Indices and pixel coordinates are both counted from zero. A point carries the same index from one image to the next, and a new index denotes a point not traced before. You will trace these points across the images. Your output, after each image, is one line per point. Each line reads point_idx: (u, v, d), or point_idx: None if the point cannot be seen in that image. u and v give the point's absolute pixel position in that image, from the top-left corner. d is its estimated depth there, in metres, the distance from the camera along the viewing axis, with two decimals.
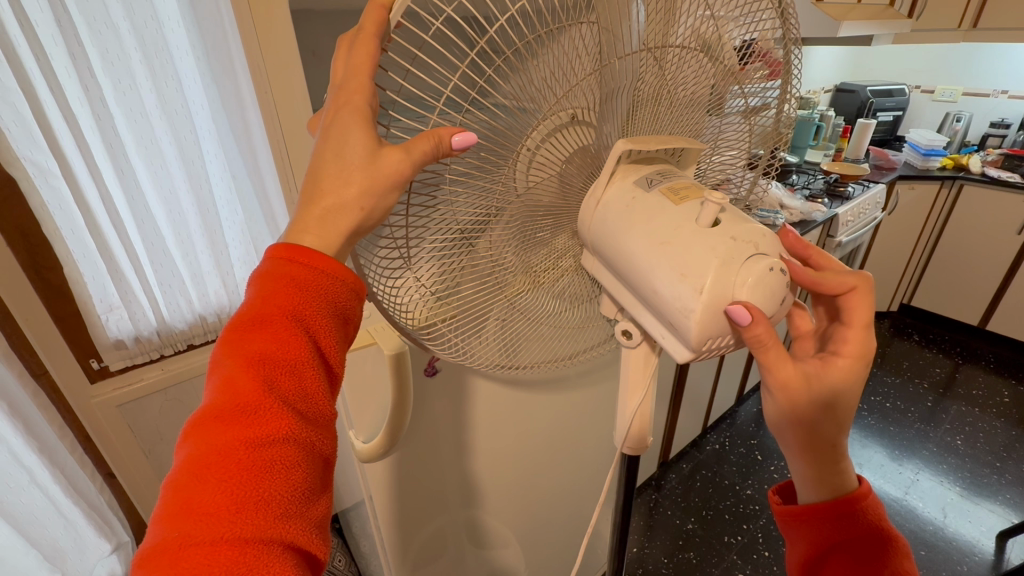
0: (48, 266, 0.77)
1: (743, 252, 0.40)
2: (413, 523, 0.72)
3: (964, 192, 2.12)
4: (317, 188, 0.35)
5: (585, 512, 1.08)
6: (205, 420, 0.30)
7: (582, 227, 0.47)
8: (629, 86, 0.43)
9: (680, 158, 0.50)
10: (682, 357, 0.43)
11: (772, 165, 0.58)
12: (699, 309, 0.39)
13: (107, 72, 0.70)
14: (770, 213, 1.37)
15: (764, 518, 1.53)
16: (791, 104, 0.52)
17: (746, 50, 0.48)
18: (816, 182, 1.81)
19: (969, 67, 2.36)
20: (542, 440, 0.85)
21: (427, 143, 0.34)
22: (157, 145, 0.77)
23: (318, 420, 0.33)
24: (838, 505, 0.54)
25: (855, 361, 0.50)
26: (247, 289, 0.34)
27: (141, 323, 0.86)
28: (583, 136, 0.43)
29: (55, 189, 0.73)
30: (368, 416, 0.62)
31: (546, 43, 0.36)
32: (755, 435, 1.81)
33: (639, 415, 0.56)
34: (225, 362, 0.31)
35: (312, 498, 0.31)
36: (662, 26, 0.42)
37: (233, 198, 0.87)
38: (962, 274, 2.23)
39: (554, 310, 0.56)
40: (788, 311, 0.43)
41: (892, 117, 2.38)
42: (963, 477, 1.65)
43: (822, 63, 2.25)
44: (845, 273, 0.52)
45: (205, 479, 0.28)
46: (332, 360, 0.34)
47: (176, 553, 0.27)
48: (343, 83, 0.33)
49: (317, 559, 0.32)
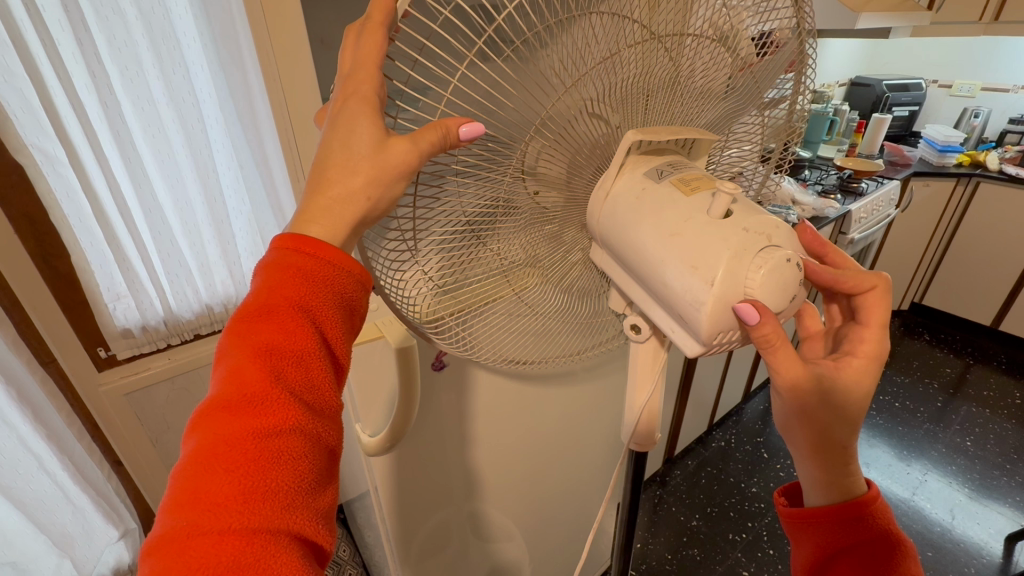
0: (55, 254, 0.78)
1: (756, 244, 0.38)
2: (418, 515, 0.72)
3: (980, 190, 2.08)
4: (322, 176, 0.34)
5: (590, 505, 1.08)
6: (211, 410, 0.30)
7: (591, 220, 0.46)
8: (640, 77, 0.42)
9: (691, 149, 0.49)
10: (691, 351, 0.43)
11: (785, 159, 0.57)
12: (710, 302, 0.38)
13: (114, 59, 0.70)
14: (782, 210, 1.34)
15: (769, 516, 1.52)
16: (807, 97, 0.51)
17: (763, 41, 0.47)
18: (829, 178, 1.78)
19: (989, 62, 2.31)
20: (547, 435, 0.85)
21: (435, 134, 0.33)
22: (164, 133, 0.77)
23: (324, 412, 0.33)
24: (849, 510, 0.53)
25: (869, 362, 0.49)
26: (252, 279, 0.33)
27: (148, 313, 0.86)
28: (593, 128, 0.42)
29: (62, 177, 0.72)
30: (375, 411, 0.61)
31: (557, 33, 0.35)
32: (761, 433, 1.79)
33: (647, 410, 0.56)
34: (231, 352, 0.31)
35: (319, 490, 0.31)
36: (677, 15, 0.41)
37: (240, 188, 0.87)
38: (976, 273, 2.20)
39: (563, 305, 0.56)
40: (801, 307, 0.42)
41: (908, 112, 2.35)
42: (972, 479, 1.63)
43: (838, 56, 2.23)
44: (863, 272, 0.52)
45: (212, 469, 0.28)
46: (338, 352, 0.34)
47: (185, 542, 0.26)
48: (351, 72, 0.32)
49: (323, 550, 0.31)
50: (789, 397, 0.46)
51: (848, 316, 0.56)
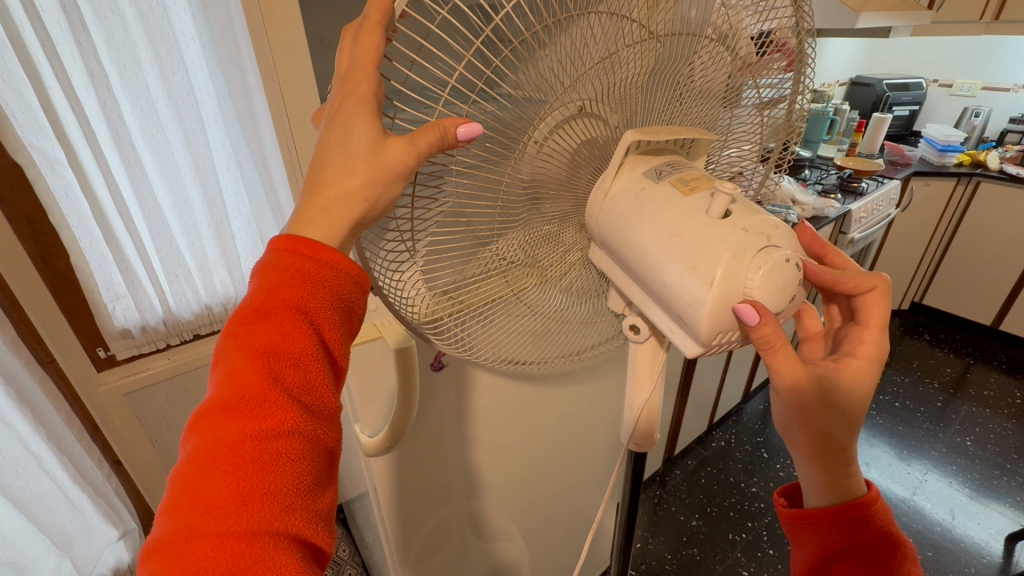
0: (55, 254, 0.78)
1: (755, 245, 0.38)
2: (417, 515, 0.72)
3: (980, 190, 2.08)
4: (320, 176, 0.34)
5: (590, 505, 1.08)
6: (209, 412, 0.30)
7: (590, 220, 0.46)
8: (638, 77, 0.42)
9: (690, 149, 0.49)
10: (690, 352, 0.42)
11: (785, 158, 0.57)
12: (710, 303, 0.38)
13: (113, 59, 0.70)
14: (782, 209, 1.34)
15: (769, 516, 1.52)
16: (806, 96, 0.51)
17: (762, 40, 0.47)
18: (829, 177, 1.78)
19: (989, 62, 2.31)
20: (547, 435, 0.86)
21: (433, 134, 0.33)
22: (163, 133, 0.77)
23: (322, 413, 0.33)
24: (848, 511, 0.53)
25: (869, 363, 0.49)
26: (250, 281, 0.33)
27: (148, 313, 0.86)
28: (591, 127, 0.42)
29: (60, 177, 0.72)
30: (374, 411, 0.61)
31: (556, 32, 0.35)
32: (761, 433, 1.79)
33: (646, 410, 0.56)
34: (229, 354, 0.31)
35: (319, 491, 0.31)
36: (677, 15, 0.41)
37: (239, 188, 0.87)
38: (977, 272, 2.20)
39: (562, 305, 0.56)
40: (800, 307, 0.42)
41: (908, 111, 2.34)
42: (972, 479, 1.63)
43: (839, 55, 2.22)
44: (863, 272, 0.52)
45: (211, 472, 0.28)
46: (336, 353, 0.34)
47: (184, 545, 0.26)
48: (348, 73, 0.32)
49: (323, 551, 0.31)
50: (789, 398, 0.46)
51: (848, 317, 0.56)
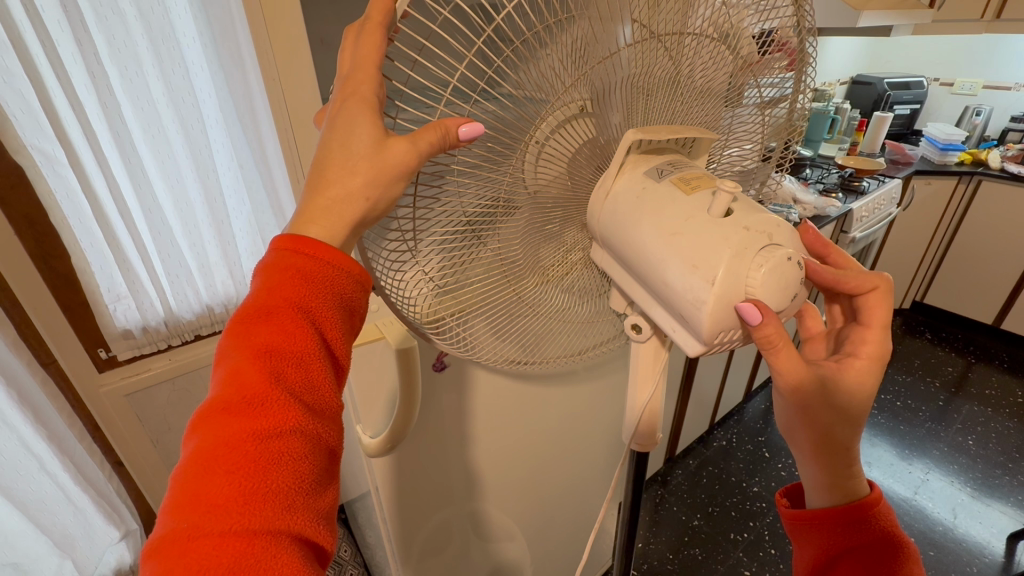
0: (56, 255, 0.78)
1: (756, 243, 0.38)
2: (418, 514, 0.72)
3: (982, 188, 2.08)
4: (321, 176, 0.34)
5: (591, 504, 1.08)
6: (211, 412, 0.29)
7: (591, 219, 0.46)
8: (639, 76, 0.42)
9: (691, 149, 0.49)
10: (692, 350, 0.42)
11: (786, 157, 0.57)
12: (711, 301, 0.38)
13: (113, 59, 0.70)
14: (783, 209, 1.34)
15: (770, 515, 1.52)
16: (807, 95, 0.51)
17: (764, 39, 0.47)
18: (830, 176, 1.77)
19: (990, 61, 2.31)
20: (549, 435, 0.85)
21: (434, 134, 0.33)
22: (164, 133, 0.77)
23: (324, 413, 0.32)
24: (850, 513, 0.53)
25: (871, 363, 0.49)
26: (252, 280, 0.33)
27: (149, 313, 0.86)
28: (592, 127, 0.42)
29: (61, 177, 0.72)
30: (376, 411, 0.61)
31: (557, 31, 0.35)
32: (763, 432, 1.79)
33: (649, 409, 0.56)
34: (231, 354, 0.31)
35: (320, 490, 0.31)
36: (678, 13, 0.41)
37: (240, 189, 0.87)
38: (979, 271, 2.20)
39: (563, 304, 0.56)
40: (802, 306, 0.42)
41: (909, 110, 2.34)
42: (974, 478, 1.63)
43: (839, 54, 2.22)
44: (864, 272, 0.52)
45: (212, 471, 0.28)
46: (338, 352, 0.34)
47: (186, 544, 0.26)
48: (350, 73, 0.32)
49: (325, 550, 0.31)
50: (792, 397, 0.46)
51: (849, 316, 0.56)
